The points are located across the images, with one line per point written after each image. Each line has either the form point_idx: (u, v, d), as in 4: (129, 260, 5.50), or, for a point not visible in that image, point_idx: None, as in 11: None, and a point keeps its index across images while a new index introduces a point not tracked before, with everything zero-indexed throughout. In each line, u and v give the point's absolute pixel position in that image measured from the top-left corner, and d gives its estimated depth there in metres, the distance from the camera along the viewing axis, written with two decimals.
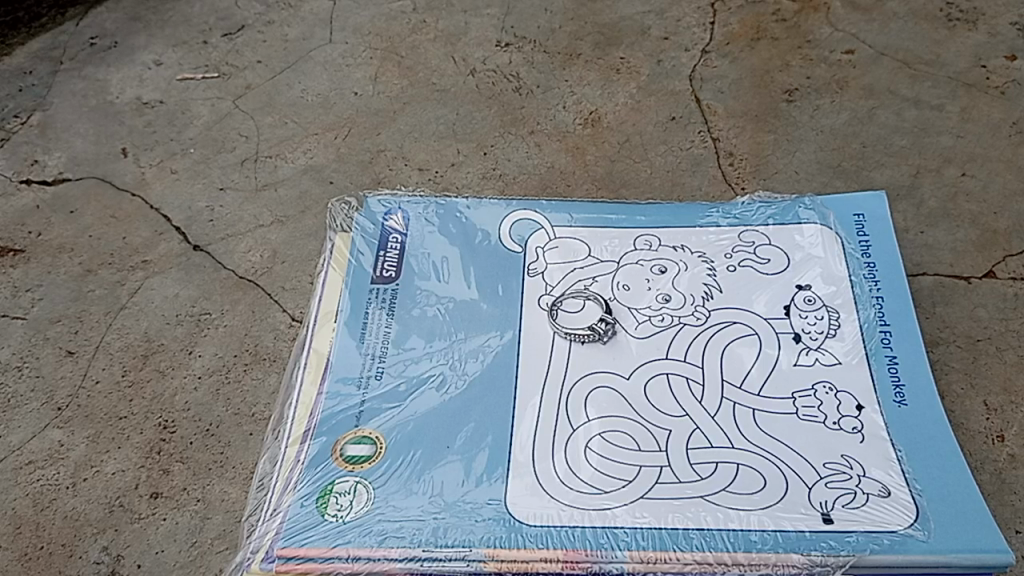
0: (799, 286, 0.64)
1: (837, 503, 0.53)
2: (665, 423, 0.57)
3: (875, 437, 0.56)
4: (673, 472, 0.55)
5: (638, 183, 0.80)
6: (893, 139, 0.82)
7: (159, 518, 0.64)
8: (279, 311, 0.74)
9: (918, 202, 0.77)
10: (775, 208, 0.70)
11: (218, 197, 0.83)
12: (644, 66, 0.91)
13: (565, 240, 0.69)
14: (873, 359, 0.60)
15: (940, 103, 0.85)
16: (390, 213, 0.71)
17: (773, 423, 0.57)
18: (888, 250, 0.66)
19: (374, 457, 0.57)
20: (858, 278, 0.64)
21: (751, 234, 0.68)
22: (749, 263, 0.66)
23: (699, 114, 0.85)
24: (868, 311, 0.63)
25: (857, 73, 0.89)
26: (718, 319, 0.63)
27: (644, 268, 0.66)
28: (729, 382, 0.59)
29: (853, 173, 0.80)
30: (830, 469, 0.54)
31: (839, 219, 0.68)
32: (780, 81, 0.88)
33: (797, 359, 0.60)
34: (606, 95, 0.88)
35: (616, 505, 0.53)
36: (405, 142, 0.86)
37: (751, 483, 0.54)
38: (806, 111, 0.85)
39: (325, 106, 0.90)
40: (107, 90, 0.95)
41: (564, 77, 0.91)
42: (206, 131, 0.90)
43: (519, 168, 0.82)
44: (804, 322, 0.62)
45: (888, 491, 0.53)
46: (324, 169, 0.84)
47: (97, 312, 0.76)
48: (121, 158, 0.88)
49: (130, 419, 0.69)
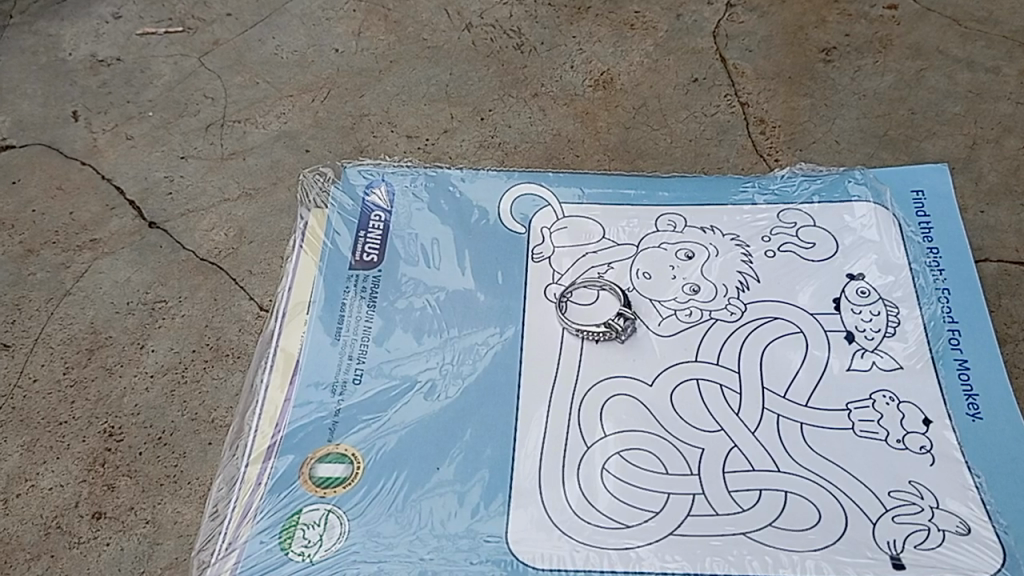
0: (850, 276, 0.55)
1: (907, 543, 0.45)
2: (697, 440, 0.49)
3: (947, 459, 0.48)
4: (709, 502, 0.47)
5: (657, 152, 0.70)
6: (945, 105, 0.72)
7: (100, 542, 0.55)
8: (245, 298, 0.65)
9: (976, 176, 0.67)
10: (821, 182, 0.60)
11: (178, 166, 0.73)
12: (661, 20, 0.80)
13: (575, 219, 0.59)
14: (940, 363, 0.51)
15: (996, 64, 0.74)
16: (372, 186, 0.62)
17: (826, 441, 0.48)
18: (953, 232, 0.57)
19: (350, 480, 0.49)
20: (920, 266, 0.55)
21: (793, 213, 0.58)
22: (792, 246, 0.56)
23: (725, 75, 0.75)
24: (932, 305, 0.53)
25: (902, 30, 0.78)
26: (756, 314, 0.53)
27: (668, 253, 0.57)
28: (771, 391, 0.50)
29: (901, 143, 0.70)
30: (896, 499, 0.47)
31: (895, 197, 0.58)
32: (816, 38, 0.78)
33: (850, 363, 0.51)
34: (619, 53, 0.78)
35: (639, 544, 0.46)
36: (392, 105, 0.76)
37: (804, 517, 0.46)
38: (846, 72, 0.75)
39: (302, 64, 0.80)
40: (59, 47, 0.84)
41: (572, 32, 0.80)
42: (167, 92, 0.79)
43: (522, 135, 0.73)
44: (858, 318, 0.53)
45: (967, 527, 0.46)
46: (300, 135, 0.74)
47: (38, 298, 0.66)
48: (71, 122, 0.78)
49: (71, 425, 0.60)
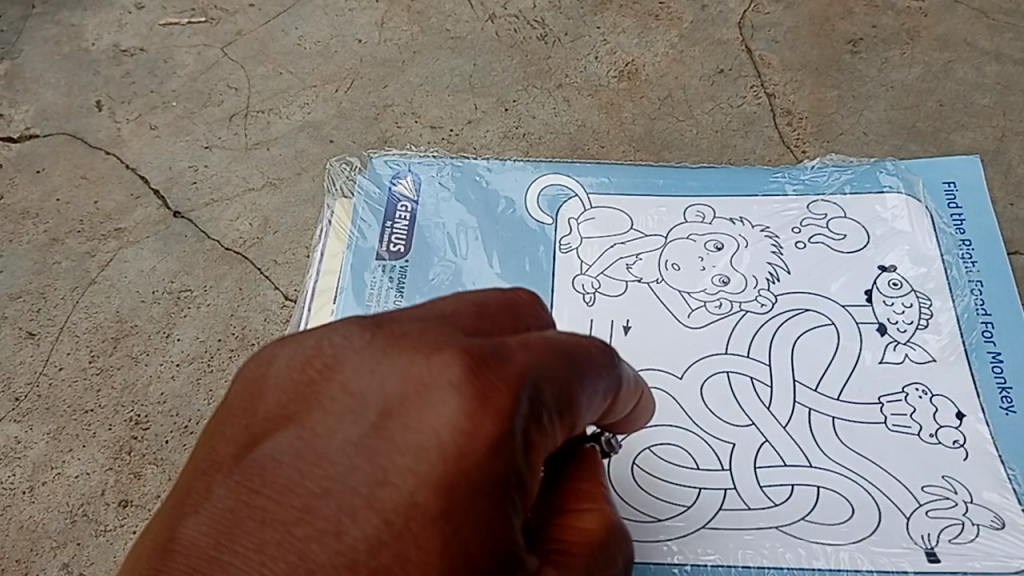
0: (882, 267, 0.55)
1: (942, 537, 0.45)
2: (729, 433, 0.49)
3: (981, 453, 0.47)
4: (741, 495, 0.47)
5: (682, 144, 0.70)
6: (974, 97, 0.71)
7: (128, 531, 0.56)
8: (270, 288, 0.65)
9: (1006, 169, 0.67)
10: (852, 171, 0.59)
11: (202, 156, 0.73)
12: (687, 11, 0.79)
13: (603, 210, 0.59)
14: (973, 356, 0.51)
15: None
16: (398, 176, 0.62)
17: (858, 436, 0.48)
18: (986, 224, 0.56)
19: None
20: (952, 258, 0.55)
21: (823, 204, 0.58)
22: (822, 238, 0.56)
23: (751, 66, 0.74)
24: (965, 297, 0.53)
25: (929, 22, 0.76)
26: (786, 305, 0.53)
27: (697, 244, 0.56)
28: (802, 384, 0.50)
29: (930, 135, 0.69)
30: (930, 493, 0.46)
31: (927, 189, 0.58)
32: (842, 30, 0.76)
33: (883, 355, 0.51)
34: (644, 44, 0.77)
35: (669, 538, 0.46)
36: (416, 96, 0.76)
37: (837, 510, 0.46)
38: (873, 64, 0.74)
39: (325, 54, 0.80)
40: (83, 37, 0.84)
41: (596, 23, 0.79)
42: (191, 83, 0.79)
43: (546, 126, 0.72)
44: (890, 310, 0.53)
45: (1002, 521, 0.45)
46: (323, 125, 0.74)
47: (63, 287, 0.67)
48: (95, 112, 0.78)
49: (97, 413, 0.60)
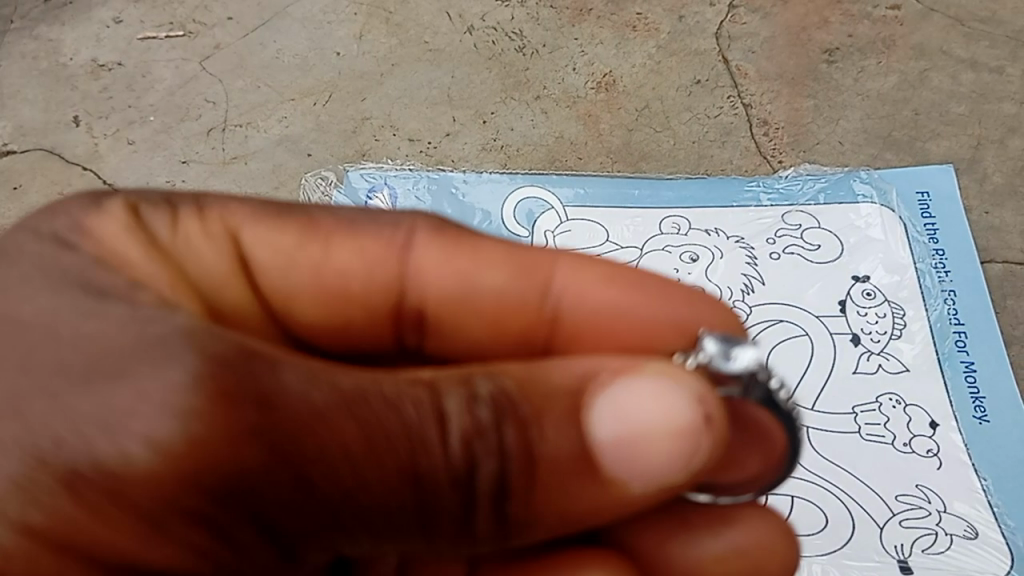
0: (855, 277, 0.55)
1: (915, 547, 0.45)
2: None
3: (954, 462, 0.48)
4: None
5: (659, 155, 0.70)
6: (949, 106, 0.71)
7: None
8: None
9: (981, 177, 0.67)
10: (826, 181, 0.60)
11: (179, 171, 0.74)
12: (664, 22, 0.79)
13: (579, 222, 0.59)
14: (946, 365, 0.51)
15: (1000, 64, 0.73)
16: (374, 190, 0.62)
17: (833, 445, 0.48)
18: (959, 233, 0.57)
19: None
20: (926, 267, 0.55)
21: (797, 214, 0.58)
22: (796, 248, 0.56)
23: (727, 76, 0.74)
24: (938, 306, 0.53)
25: (904, 31, 0.76)
26: (761, 316, 0.53)
27: (672, 255, 0.57)
28: None
29: (905, 144, 0.69)
30: (903, 503, 0.46)
31: (901, 197, 0.58)
32: (819, 39, 0.76)
33: (856, 365, 0.51)
34: (621, 55, 0.77)
35: None
36: (394, 109, 0.76)
37: (810, 521, 0.46)
38: (849, 73, 0.74)
39: (303, 67, 0.80)
40: (60, 51, 0.83)
41: (574, 34, 0.79)
42: (169, 97, 0.79)
43: (524, 138, 0.73)
44: (864, 320, 0.53)
45: (975, 531, 0.45)
46: (302, 139, 0.74)
47: None
48: (72, 128, 0.78)
49: None
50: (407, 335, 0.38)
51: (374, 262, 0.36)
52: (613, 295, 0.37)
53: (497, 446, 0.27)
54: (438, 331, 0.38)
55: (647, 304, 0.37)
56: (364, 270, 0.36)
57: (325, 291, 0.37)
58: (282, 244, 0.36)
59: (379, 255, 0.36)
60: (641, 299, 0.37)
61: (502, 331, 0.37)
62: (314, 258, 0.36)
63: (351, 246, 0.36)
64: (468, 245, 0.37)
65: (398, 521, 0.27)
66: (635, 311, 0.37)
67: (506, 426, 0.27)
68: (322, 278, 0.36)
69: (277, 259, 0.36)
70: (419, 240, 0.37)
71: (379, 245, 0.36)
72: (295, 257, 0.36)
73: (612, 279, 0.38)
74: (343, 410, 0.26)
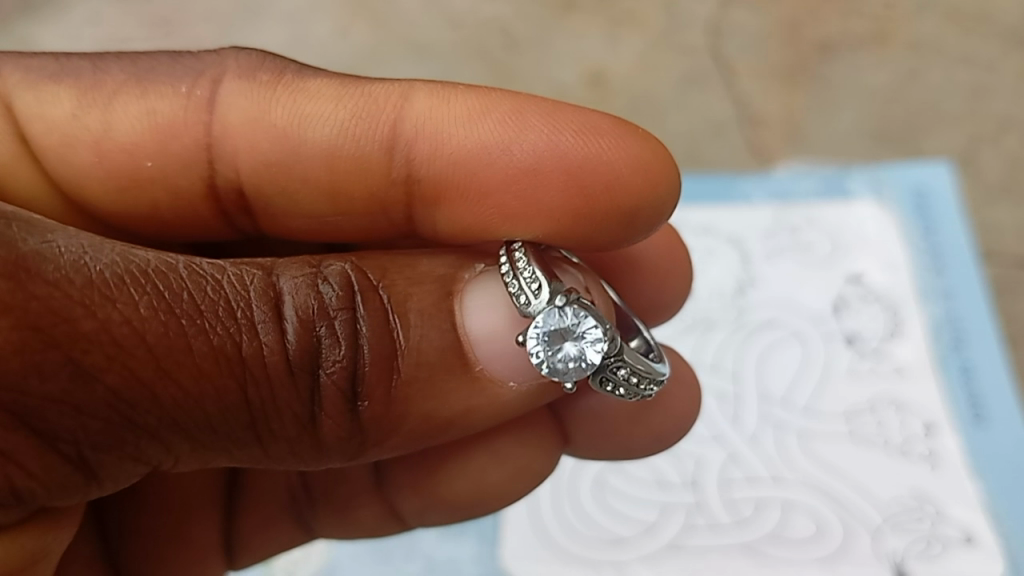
0: (852, 275, 0.55)
1: (910, 551, 0.46)
2: (699, 447, 0.50)
3: (948, 466, 0.48)
4: (709, 509, 0.48)
5: None
6: (941, 102, 0.70)
7: None
8: None
9: (974, 175, 0.66)
10: (820, 179, 0.59)
11: None
12: (653, 17, 0.77)
13: None
14: (942, 368, 0.51)
15: (995, 59, 0.72)
16: None
17: (829, 447, 0.49)
18: (955, 234, 0.57)
19: None
20: (922, 268, 0.55)
21: (792, 213, 0.58)
22: (791, 248, 0.56)
23: (717, 74, 0.73)
24: (934, 309, 0.54)
25: (898, 24, 0.74)
26: (756, 316, 0.54)
27: None
28: (773, 396, 0.51)
29: (898, 142, 0.69)
30: (897, 506, 0.47)
31: (897, 197, 0.58)
32: (810, 33, 0.74)
33: (852, 365, 0.52)
34: (610, 51, 0.75)
35: (634, 553, 0.47)
36: None
37: (805, 523, 0.47)
38: (841, 69, 0.73)
39: None
40: None
41: (561, 29, 0.77)
42: None
43: None
44: (859, 320, 0.53)
45: (970, 535, 0.46)
46: None
47: None
48: None
49: None
50: (235, 216, 0.37)
51: (177, 127, 0.35)
52: (481, 133, 0.33)
53: (321, 338, 0.28)
54: (277, 202, 0.35)
55: (522, 145, 0.32)
56: (163, 133, 0.35)
57: (122, 170, 0.35)
58: (54, 119, 0.34)
59: (182, 119, 0.35)
60: (506, 141, 0.33)
61: (346, 196, 0.35)
62: (96, 129, 0.34)
63: (137, 107, 0.34)
64: (286, 86, 0.35)
65: (232, 424, 0.28)
66: (502, 157, 0.33)
67: (347, 311, 0.29)
68: (106, 151, 0.35)
69: (54, 135, 0.34)
70: (228, 90, 0.35)
71: (173, 106, 0.35)
72: (75, 129, 0.34)
73: (479, 112, 0.33)
74: (158, 292, 0.26)
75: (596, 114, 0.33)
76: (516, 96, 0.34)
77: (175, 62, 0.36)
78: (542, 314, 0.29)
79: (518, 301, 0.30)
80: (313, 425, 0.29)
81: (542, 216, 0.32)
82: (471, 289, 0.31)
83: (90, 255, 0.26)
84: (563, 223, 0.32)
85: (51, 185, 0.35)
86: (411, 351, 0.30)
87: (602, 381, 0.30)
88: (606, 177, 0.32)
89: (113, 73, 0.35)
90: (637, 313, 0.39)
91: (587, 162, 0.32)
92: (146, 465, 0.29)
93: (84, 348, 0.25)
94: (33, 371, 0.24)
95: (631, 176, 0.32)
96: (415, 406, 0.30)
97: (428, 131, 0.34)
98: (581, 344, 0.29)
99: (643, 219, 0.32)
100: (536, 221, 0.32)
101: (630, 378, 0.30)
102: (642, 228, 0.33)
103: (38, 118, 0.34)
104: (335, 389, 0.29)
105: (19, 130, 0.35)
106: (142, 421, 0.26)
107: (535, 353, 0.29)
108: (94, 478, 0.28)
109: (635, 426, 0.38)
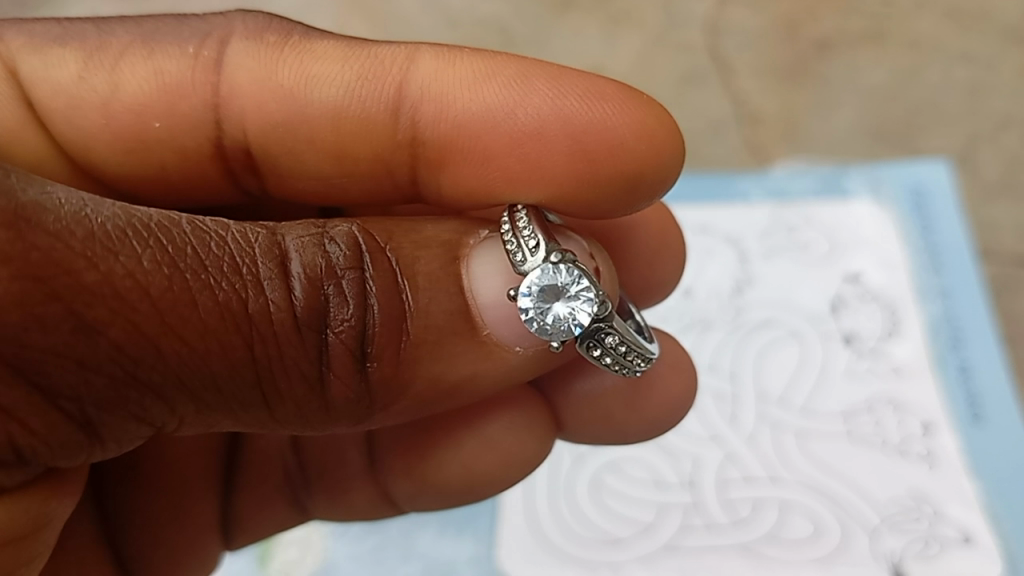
0: (851, 274, 0.55)
1: (908, 551, 0.45)
2: (697, 447, 0.49)
3: (946, 466, 0.48)
4: (706, 508, 0.47)
5: None
6: (940, 101, 0.70)
7: None
8: None
9: (973, 174, 0.66)
10: (818, 179, 0.59)
11: None
12: (652, 15, 0.76)
13: None
14: (940, 367, 0.51)
15: (994, 58, 0.71)
16: None
17: (827, 447, 0.49)
18: (954, 233, 0.57)
19: None
20: (920, 267, 0.55)
21: (790, 212, 0.58)
22: (788, 246, 0.56)
23: (716, 72, 0.73)
24: (932, 307, 0.53)
25: (897, 23, 0.74)
26: (752, 313, 0.54)
27: None
28: (771, 396, 0.51)
29: (897, 142, 0.69)
30: (895, 506, 0.47)
31: (896, 197, 0.58)
32: (809, 32, 0.74)
33: (850, 365, 0.52)
34: (609, 49, 0.75)
35: (630, 552, 0.46)
36: None
37: (802, 523, 0.46)
38: (840, 67, 0.72)
39: None
40: None
41: (560, 26, 0.76)
42: None
43: None
44: (857, 319, 0.53)
45: (968, 536, 0.46)
46: None
47: None
48: None
49: None
50: (243, 178, 0.36)
51: (182, 82, 0.34)
52: (486, 97, 0.33)
53: (329, 296, 0.28)
54: (283, 165, 0.35)
55: (528, 108, 0.32)
56: (169, 94, 0.34)
57: (133, 134, 0.34)
58: (60, 81, 0.34)
59: (189, 79, 0.34)
60: (512, 105, 0.33)
61: (354, 161, 0.35)
62: (103, 91, 0.34)
63: (144, 68, 0.34)
64: (295, 46, 0.35)
65: (236, 385, 0.27)
66: (507, 120, 0.33)
67: (353, 271, 0.28)
68: (113, 113, 0.34)
69: (59, 98, 0.34)
70: (236, 50, 0.34)
71: (180, 68, 0.34)
72: (81, 88, 0.34)
73: (486, 75, 0.33)
74: (161, 248, 0.26)
75: (602, 80, 0.32)
76: (523, 59, 0.33)
77: (180, 23, 0.36)
78: (536, 271, 0.29)
79: (514, 259, 0.30)
80: (319, 392, 0.29)
81: (546, 180, 0.32)
82: (477, 255, 0.31)
83: (90, 207, 0.25)
84: (566, 187, 0.32)
85: (55, 147, 0.35)
86: (420, 313, 0.29)
87: (590, 346, 0.30)
88: (608, 142, 0.32)
89: (118, 34, 0.35)
90: (633, 295, 0.39)
91: (592, 127, 0.32)
92: (150, 428, 0.28)
93: (86, 300, 0.24)
94: (34, 323, 0.24)
95: (635, 142, 0.31)
96: (428, 364, 0.30)
97: (436, 90, 0.33)
98: (571, 304, 0.29)
99: (647, 182, 0.32)
100: (540, 185, 0.32)
101: (619, 346, 0.30)
102: (647, 193, 0.32)
103: (45, 82, 0.34)
104: (344, 348, 0.28)
105: (25, 93, 0.34)
106: (145, 377, 0.26)
107: (526, 309, 0.29)
108: (96, 437, 0.27)
109: (627, 410, 0.37)
